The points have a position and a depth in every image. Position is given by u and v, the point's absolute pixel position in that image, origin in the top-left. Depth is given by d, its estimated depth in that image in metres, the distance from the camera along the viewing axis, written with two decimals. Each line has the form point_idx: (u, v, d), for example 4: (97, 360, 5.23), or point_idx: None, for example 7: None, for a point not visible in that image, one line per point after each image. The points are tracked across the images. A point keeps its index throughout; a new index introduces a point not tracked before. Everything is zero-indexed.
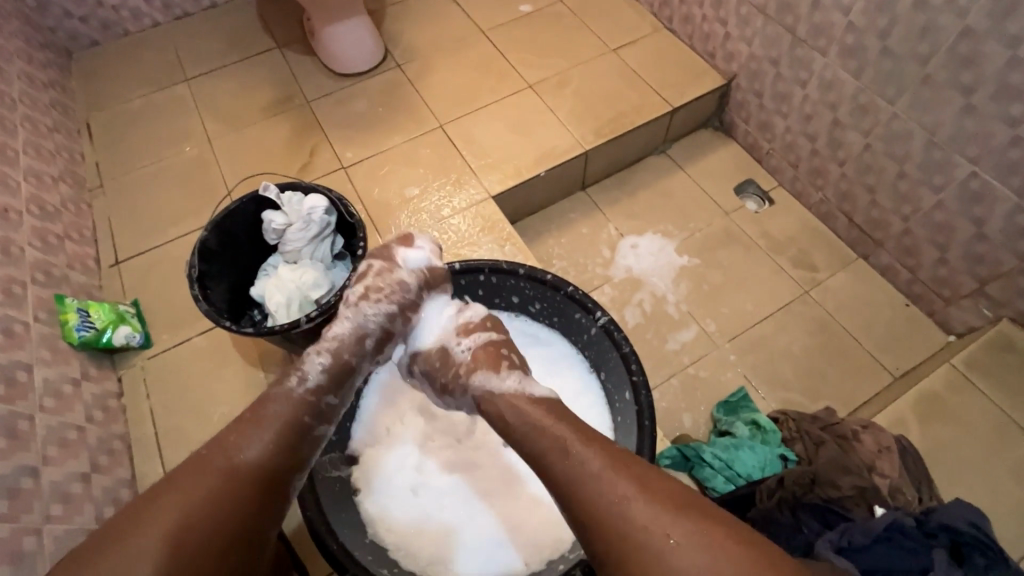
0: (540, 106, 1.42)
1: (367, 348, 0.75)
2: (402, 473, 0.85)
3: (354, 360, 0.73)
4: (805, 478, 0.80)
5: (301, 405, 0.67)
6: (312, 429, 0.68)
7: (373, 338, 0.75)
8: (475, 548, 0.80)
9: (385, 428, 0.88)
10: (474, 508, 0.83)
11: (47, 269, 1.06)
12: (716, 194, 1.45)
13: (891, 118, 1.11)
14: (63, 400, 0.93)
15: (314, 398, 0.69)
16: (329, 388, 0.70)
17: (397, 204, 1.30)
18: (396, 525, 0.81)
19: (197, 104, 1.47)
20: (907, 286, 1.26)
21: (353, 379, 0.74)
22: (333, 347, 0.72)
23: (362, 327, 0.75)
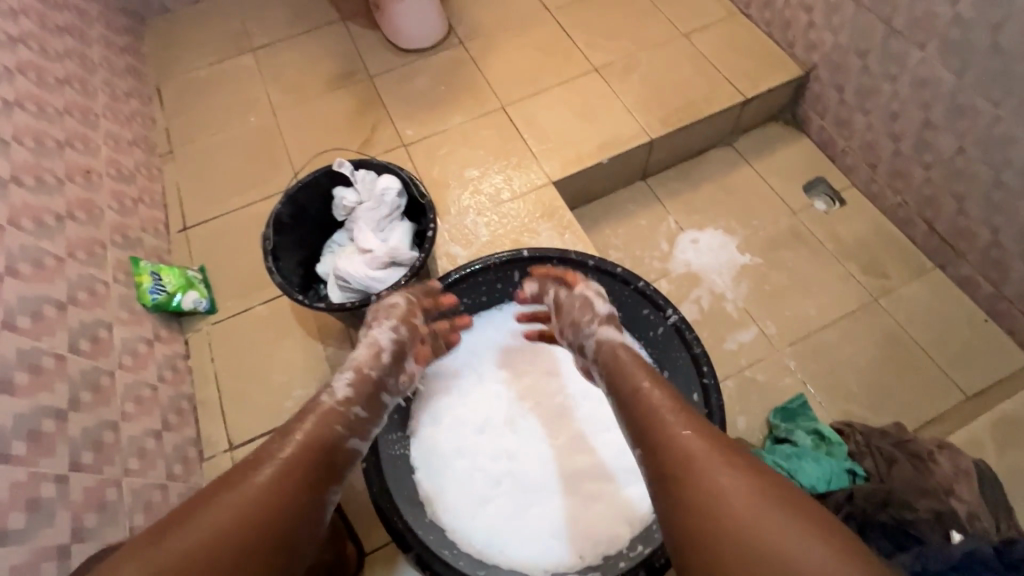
0: (605, 91, 1.38)
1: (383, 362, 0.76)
2: (459, 455, 0.86)
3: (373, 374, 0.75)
4: (877, 496, 0.78)
5: (333, 415, 0.69)
6: (345, 440, 0.69)
7: (386, 352, 0.77)
8: (528, 538, 0.80)
9: (444, 410, 0.89)
10: (529, 497, 0.83)
11: (124, 232, 1.10)
12: (784, 191, 1.39)
13: (993, 121, 1.03)
14: (139, 359, 0.97)
15: (344, 408, 0.70)
16: (358, 401, 0.72)
17: (456, 184, 1.29)
18: (452, 506, 0.82)
19: (263, 75, 1.48)
20: (987, 300, 1.19)
21: (380, 394, 0.75)
22: (355, 364, 0.75)
23: (375, 344, 0.78)
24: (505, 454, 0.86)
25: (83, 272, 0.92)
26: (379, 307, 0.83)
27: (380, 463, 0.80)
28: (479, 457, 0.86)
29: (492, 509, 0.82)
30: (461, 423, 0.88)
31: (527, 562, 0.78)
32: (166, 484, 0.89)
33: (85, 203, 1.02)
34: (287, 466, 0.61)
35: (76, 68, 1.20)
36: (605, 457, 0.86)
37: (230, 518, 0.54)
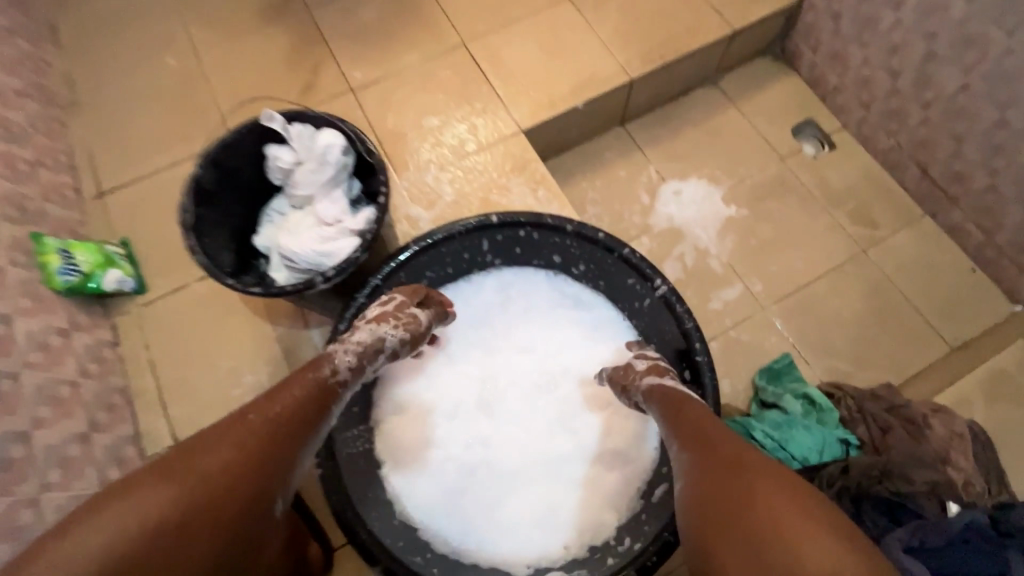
0: (579, 23, 1.22)
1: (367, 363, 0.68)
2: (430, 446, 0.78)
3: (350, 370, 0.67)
4: (875, 469, 0.74)
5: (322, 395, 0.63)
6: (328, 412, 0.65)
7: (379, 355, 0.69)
8: (508, 530, 0.74)
9: (411, 397, 0.80)
10: (508, 486, 0.77)
11: (20, 202, 0.93)
12: (772, 135, 1.28)
13: (1005, 54, 0.94)
14: (53, 353, 0.84)
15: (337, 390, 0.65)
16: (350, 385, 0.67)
17: (414, 135, 1.14)
18: (423, 503, 0.75)
19: (178, 6, 1.26)
20: (976, 249, 1.14)
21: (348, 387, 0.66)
22: (355, 350, 0.69)
23: (379, 340, 0.70)
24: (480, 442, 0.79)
25: None
26: (393, 305, 0.74)
27: (338, 464, 0.72)
28: (452, 446, 0.78)
29: (468, 502, 0.76)
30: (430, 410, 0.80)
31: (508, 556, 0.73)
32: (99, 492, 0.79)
33: None
34: (274, 416, 0.57)
35: None
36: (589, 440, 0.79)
37: (216, 466, 0.50)
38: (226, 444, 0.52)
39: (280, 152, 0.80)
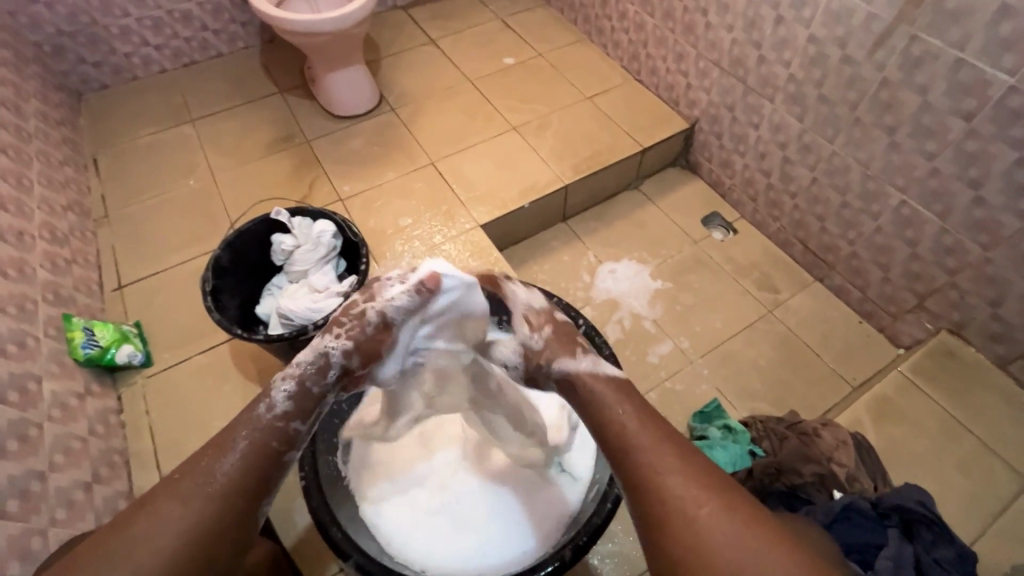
0: (524, 146, 1.56)
1: (331, 380, 0.70)
2: (407, 491, 0.90)
3: (318, 389, 0.69)
4: (771, 469, 0.95)
5: (268, 432, 0.66)
6: (281, 455, 0.67)
7: (336, 370, 0.69)
8: (490, 548, 0.85)
9: (382, 449, 0.92)
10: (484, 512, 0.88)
11: (56, 290, 1.11)
12: (685, 224, 1.57)
13: (832, 154, 1.26)
14: (69, 412, 0.96)
15: (280, 424, 0.67)
16: (296, 415, 0.68)
17: (391, 232, 1.39)
18: (407, 542, 0.85)
19: (202, 141, 1.57)
20: (858, 304, 1.37)
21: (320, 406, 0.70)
22: (297, 373, 0.69)
23: (324, 357, 0.69)
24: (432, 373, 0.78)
25: (12, 326, 0.94)
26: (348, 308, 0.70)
27: (321, 482, 0.79)
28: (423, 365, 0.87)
29: (442, 533, 0.86)
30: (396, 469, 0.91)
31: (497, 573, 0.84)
32: None
33: (16, 262, 1.04)
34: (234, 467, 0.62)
35: (11, 138, 1.25)
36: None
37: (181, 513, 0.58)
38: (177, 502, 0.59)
39: (283, 239, 1.02)
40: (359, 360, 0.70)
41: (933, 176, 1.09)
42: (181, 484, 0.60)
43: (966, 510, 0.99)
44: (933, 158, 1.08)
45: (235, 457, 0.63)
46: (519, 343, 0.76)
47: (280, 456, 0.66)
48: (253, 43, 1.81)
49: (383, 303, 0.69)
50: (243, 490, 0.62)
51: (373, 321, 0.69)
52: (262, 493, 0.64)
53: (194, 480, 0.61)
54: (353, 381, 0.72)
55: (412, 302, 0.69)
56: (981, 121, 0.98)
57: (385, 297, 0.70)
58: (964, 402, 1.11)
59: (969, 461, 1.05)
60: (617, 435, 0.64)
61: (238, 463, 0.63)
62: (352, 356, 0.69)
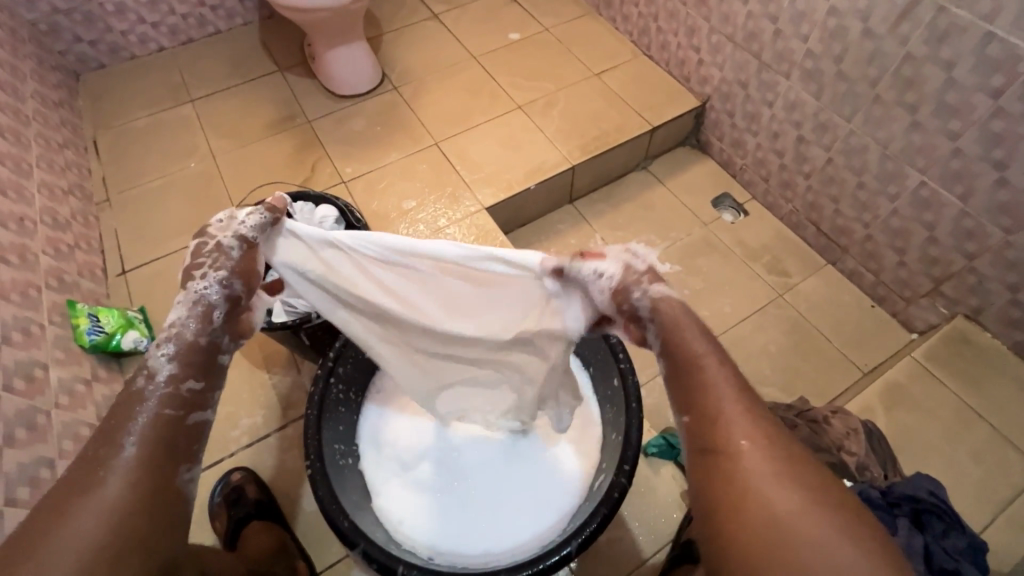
0: (529, 125, 1.52)
1: (217, 322, 0.65)
2: (415, 474, 0.91)
3: (205, 337, 0.64)
4: None
5: (167, 400, 0.61)
6: (183, 420, 0.62)
7: (221, 310, 0.65)
8: (499, 533, 0.85)
9: (388, 437, 0.93)
10: (491, 496, 0.89)
11: (59, 276, 1.11)
12: (695, 205, 1.53)
13: (849, 134, 1.21)
14: (77, 399, 0.97)
15: (174, 388, 0.62)
16: (189, 372, 0.63)
17: (395, 216, 1.37)
18: (417, 527, 0.86)
19: (202, 122, 1.54)
20: (871, 288, 1.35)
21: (216, 357, 0.66)
22: (175, 334, 0.63)
23: (200, 302, 0.64)
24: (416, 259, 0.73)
25: (17, 313, 0.94)
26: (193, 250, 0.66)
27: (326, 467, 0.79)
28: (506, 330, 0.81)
29: (452, 518, 0.87)
30: (403, 452, 0.92)
31: (504, 557, 0.82)
32: None
33: (18, 248, 1.03)
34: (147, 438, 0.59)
35: (8, 121, 1.23)
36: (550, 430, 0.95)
37: (89, 506, 0.53)
38: (86, 490, 0.54)
39: None
40: (240, 289, 0.66)
41: (956, 157, 1.05)
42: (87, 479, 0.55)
43: (979, 499, 0.98)
44: (956, 138, 1.04)
45: (146, 430, 0.59)
46: (619, 263, 0.65)
47: (185, 419, 0.62)
48: (252, 20, 1.76)
49: (236, 226, 0.67)
50: (158, 462, 0.58)
51: (234, 249, 0.66)
52: (181, 460, 0.61)
53: (101, 466, 0.56)
54: (238, 322, 0.68)
55: (269, 222, 0.69)
56: (1009, 99, 0.94)
57: (228, 221, 0.67)
58: (979, 389, 1.10)
59: (982, 450, 1.03)
60: (696, 372, 0.60)
61: (143, 436, 0.58)
62: (233, 285, 0.66)
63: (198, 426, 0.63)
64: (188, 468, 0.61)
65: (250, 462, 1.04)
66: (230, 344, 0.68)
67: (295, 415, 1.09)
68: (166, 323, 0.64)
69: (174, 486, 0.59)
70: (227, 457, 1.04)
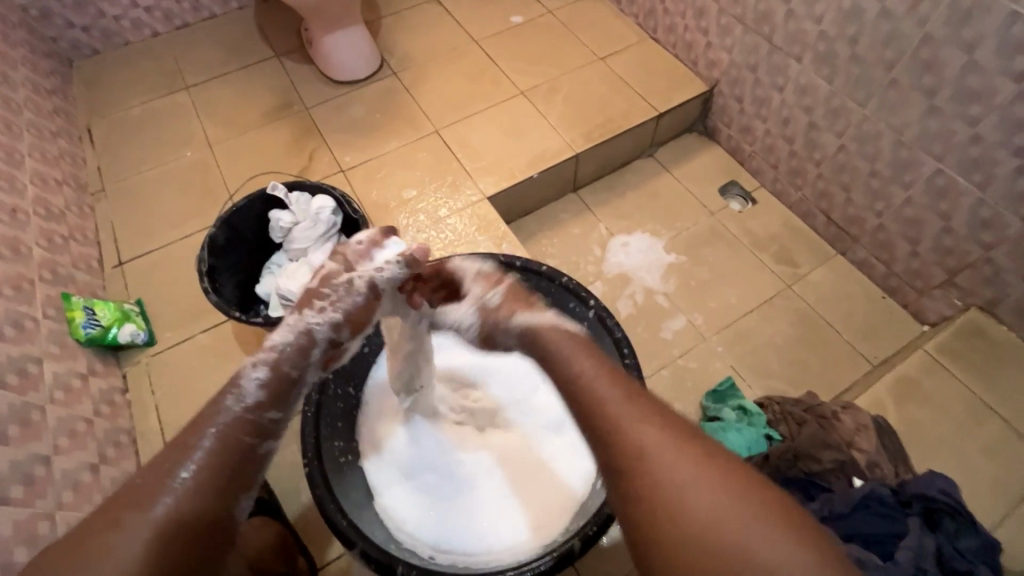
0: (531, 111, 1.48)
1: (312, 359, 0.69)
2: (416, 476, 0.88)
3: (296, 372, 0.67)
4: (787, 455, 0.94)
5: (239, 424, 0.61)
6: (255, 447, 0.61)
7: (318, 348, 0.70)
8: (503, 532, 0.84)
9: (387, 435, 0.91)
10: (495, 495, 0.87)
11: (54, 269, 1.09)
12: (701, 194, 1.50)
13: (863, 120, 1.17)
14: (72, 394, 0.95)
15: (253, 415, 0.62)
16: (271, 404, 0.64)
17: (394, 205, 1.34)
18: (419, 527, 0.84)
19: (198, 110, 1.51)
20: (882, 279, 1.32)
21: (296, 391, 0.68)
22: (271, 360, 0.66)
23: (306, 335, 0.69)
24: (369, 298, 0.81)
25: (9, 308, 0.92)
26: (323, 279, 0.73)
27: (324, 466, 0.78)
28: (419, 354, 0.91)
29: (454, 518, 0.85)
30: (403, 455, 0.90)
31: (511, 557, 0.81)
32: None
33: (10, 241, 1.01)
34: (209, 465, 0.57)
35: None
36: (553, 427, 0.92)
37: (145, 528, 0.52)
38: (137, 509, 0.53)
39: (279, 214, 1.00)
40: (344, 334, 0.72)
41: (975, 144, 1.01)
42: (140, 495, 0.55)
43: (991, 496, 0.96)
44: (976, 123, 1.00)
45: (210, 455, 0.58)
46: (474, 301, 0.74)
47: (256, 448, 0.61)
48: (247, 4, 1.72)
49: (376, 271, 0.75)
50: (216, 488, 0.57)
51: (359, 292, 0.73)
52: (240, 487, 0.59)
53: (158, 488, 0.55)
54: (327, 359, 0.73)
55: (404, 273, 0.77)
56: None
57: (370, 267, 0.76)
58: (993, 383, 1.07)
59: (996, 446, 1.01)
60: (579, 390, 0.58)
61: (206, 461, 0.57)
62: (338, 328, 0.71)
63: (266, 455, 0.63)
64: (246, 497, 0.60)
65: None
66: (311, 380, 0.71)
67: (294, 409, 1.07)
68: (263, 346, 0.66)
69: (227, 508, 0.58)
70: None
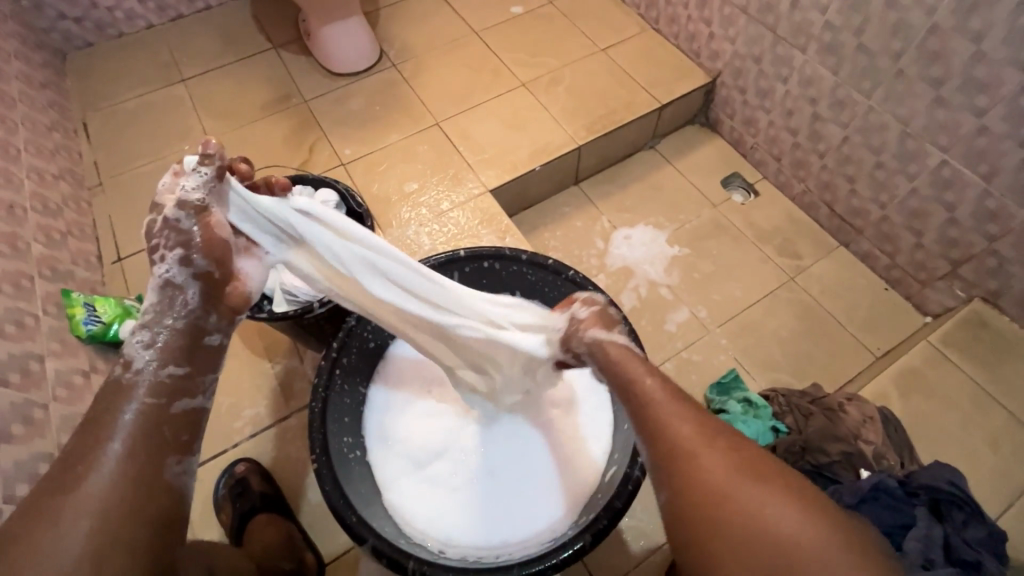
0: (533, 103, 1.47)
1: (193, 302, 0.66)
2: (426, 470, 0.88)
3: (184, 321, 0.66)
4: (796, 446, 0.96)
5: (155, 389, 0.63)
6: (171, 407, 0.64)
7: (193, 290, 0.66)
8: (513, 525, 0.84)
9: (396, 431, 0.91)
10: (505, 489, 0.87)
11: (52, 265, 1.07)
12: (704, 186, 1.49)
13: (868, 111, 1.17)
14: (75, 391, 0.95)
15: (158, 374, 0.64)
16: (172, 357, 0.65)
17: (396, 199, 1.33)
18: (430, 522, 0.84)
19: (195, 102, 1.49)
20: (886, 271, 1.32)
21: (203, 339, 0.67)
22: (151, 320, 0.65)
23: (167, 285, 0.65)
24: (348, 257, 0.74)
25: (8, 305, 0.91)
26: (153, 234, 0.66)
27: (333, 463, 0.77)
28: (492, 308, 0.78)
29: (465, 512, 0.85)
30: (414, 450, 0.89)
31: (521, 549, 0.81)
32: None
33: (8, 237, 1.00)
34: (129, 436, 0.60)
35: None
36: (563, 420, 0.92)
37: (73, 509, 0.54)
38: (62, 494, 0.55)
39: None
40: (206, 265, 0.66)
41: (981, 135, 1.01)
42: (69, 477, 0.56)
43: (995, 486, 0.96)
44: (983, 114, 0.99)
45: (131, 426, 0.60)
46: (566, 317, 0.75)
47: (170, 407, 0.64)
48: None
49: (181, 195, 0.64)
50: (144, 455, 0.59)
51: (180, 220, 0.65)
52: (170, 450, 0.62)
53: (82, 466, 0.56)
54: (221, 296, 0.68)
55: (212, 180, 0.65)
56: None
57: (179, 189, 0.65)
58: (997, 374, 1.08)
59: (999, 436, 1.02)
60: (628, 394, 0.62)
61: (128, 432, 0.60)
62: (195, 262, 0.65)
63: (189, 413, 0.65)
64: (177, 459, 0.62)
65: (254, 453, 1.03)
66: (217, 322, 0.68)
67: (299, 404, 1.07)
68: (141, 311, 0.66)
69: (161, 480, 0.60)
70: (230, 449, 1.02)
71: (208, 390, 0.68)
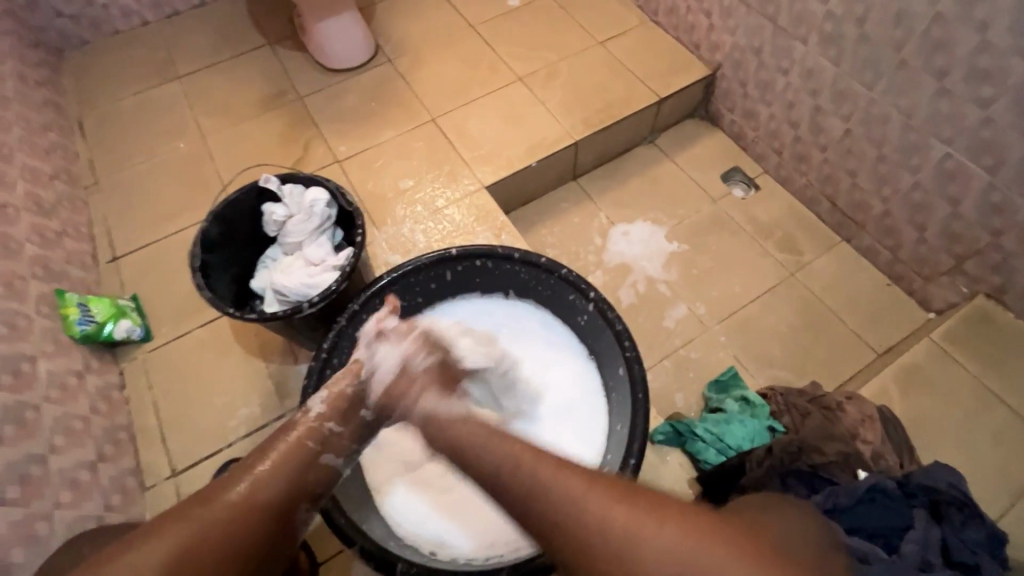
0: (530, 98, 1.45)
1: (364, 376, 0.76)
2: (419, 472, 0.88)
3: (351, 389, 0.75)
4: (792, 446, 0.93)
5: (308, 430, 0.70)
6: (318, 455, 0.69)
7: (370, 368, 0.77)
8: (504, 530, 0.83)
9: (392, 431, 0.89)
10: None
11: (46, 265, 1.07)
12: (703, 180, 1.47)
13: (870, 103, 1.14)
14: (68, 392, 0.95)
15: (317, 424, 0.71)
16: (331, 415, 0.72)
17: (392, 196, 1.32)
18: (419, 525, 0.83)
19: (190, 100, 1.48)
20: (888, 266, 1.29)
21: (357, 410, 0.74)
22: (344, 373, 0.77)
23: (371, 359, 0.78)
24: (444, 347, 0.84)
25: None
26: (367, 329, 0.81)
27: None
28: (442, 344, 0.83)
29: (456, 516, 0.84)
30: (409, 452, 0.88)
31: (511, 553, 0.79)
32: (103, 515, 0.88)
33: None
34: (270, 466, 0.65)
35: None
36: (563, 429, 0.91)
37: (216, 526, 0.58)
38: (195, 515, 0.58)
39: (270, 206, 1.00)
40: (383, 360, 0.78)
41: (985, 126, 0.98)
42: (211, 492, 0.61)
43: (999, 486, 0.95)
44: (987, 105, 0.97)
45: (282, 459, 0.66)
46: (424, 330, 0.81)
47: (318, 457, 0.69)
48: None
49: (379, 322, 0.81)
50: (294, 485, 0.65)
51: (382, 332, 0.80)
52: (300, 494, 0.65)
53: (227, 486, 0.62)
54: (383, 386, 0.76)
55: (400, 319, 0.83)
56: None
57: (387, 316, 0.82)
58: (1001, 371, 1.05)
59: (1002, 434, 1.00)
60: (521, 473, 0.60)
61: (277, 461, 0.65)
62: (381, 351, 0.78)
63: (329, 466, 0.69)
64: (306, 507, 0.66)
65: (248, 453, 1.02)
66: (372, 403, 0.76)
67: (293, 404, 1.07)
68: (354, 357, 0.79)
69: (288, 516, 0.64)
70: (225, 448, 1.03)
71: (348, 455, 0.73)
